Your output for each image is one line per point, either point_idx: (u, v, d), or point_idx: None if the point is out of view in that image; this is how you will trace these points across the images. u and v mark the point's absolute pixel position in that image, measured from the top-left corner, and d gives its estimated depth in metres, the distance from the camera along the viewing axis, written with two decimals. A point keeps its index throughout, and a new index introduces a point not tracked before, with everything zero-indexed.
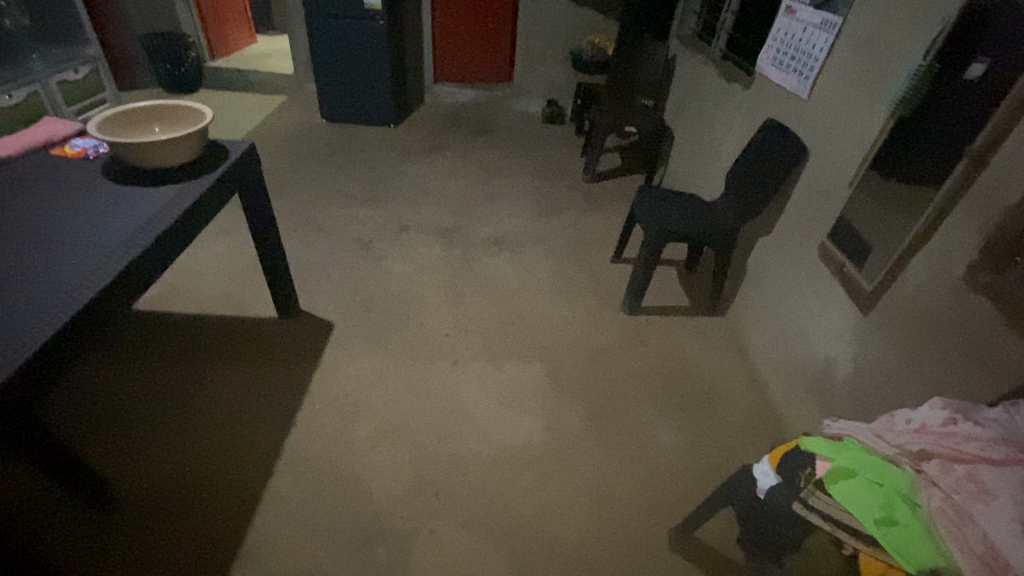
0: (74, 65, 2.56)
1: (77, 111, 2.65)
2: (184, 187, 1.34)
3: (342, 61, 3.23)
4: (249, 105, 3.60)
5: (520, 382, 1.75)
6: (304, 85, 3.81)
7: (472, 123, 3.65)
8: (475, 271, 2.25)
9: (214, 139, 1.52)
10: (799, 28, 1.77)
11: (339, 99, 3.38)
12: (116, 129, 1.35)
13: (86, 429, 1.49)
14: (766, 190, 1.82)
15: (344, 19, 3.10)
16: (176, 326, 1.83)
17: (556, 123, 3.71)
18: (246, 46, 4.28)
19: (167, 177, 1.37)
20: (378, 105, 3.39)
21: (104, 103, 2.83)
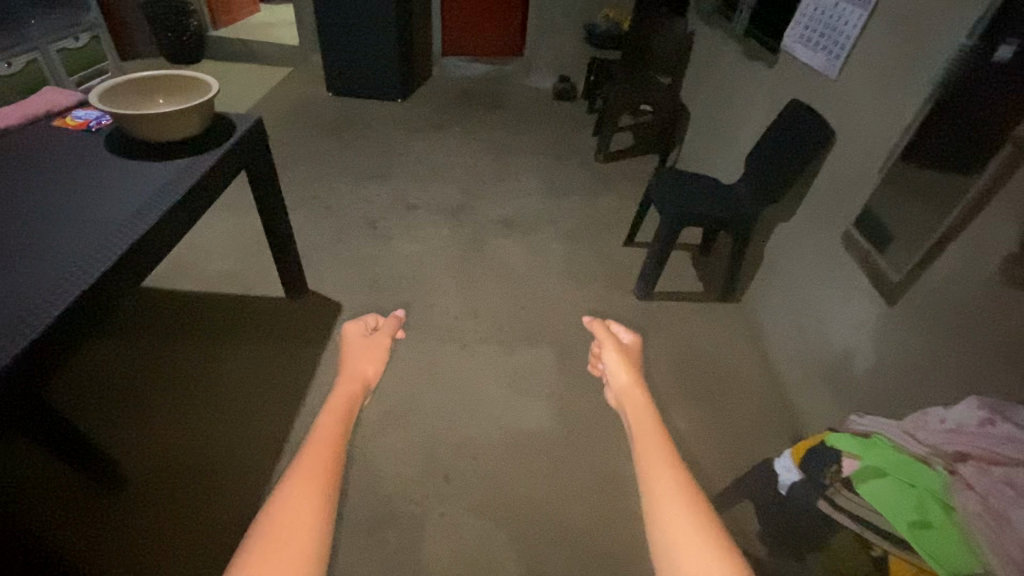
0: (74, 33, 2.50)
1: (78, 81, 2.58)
2: (191, 161, 1.29)
3: (349, 31, 3.13)
4: (253, 77, 3.52)
5: (531, 366, 1.72)
6: (309, 57, 3.71)
7: (481, 99, 3.56)
8: (484, 252, 2.21)
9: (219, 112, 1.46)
10: (830, 4, 1.69)
11: (345, 71, 3.29)
12: (125, 99, 1.29)
13: (106, 397, 1.51)
14: (788, 175, 1.76)
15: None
16: (186, 304, 1.81)
17: (568, 100, 3.62)
18: (247, 15, 4.12)
19: (172, 151, 1.32)
20: (385, 79, 3.31)
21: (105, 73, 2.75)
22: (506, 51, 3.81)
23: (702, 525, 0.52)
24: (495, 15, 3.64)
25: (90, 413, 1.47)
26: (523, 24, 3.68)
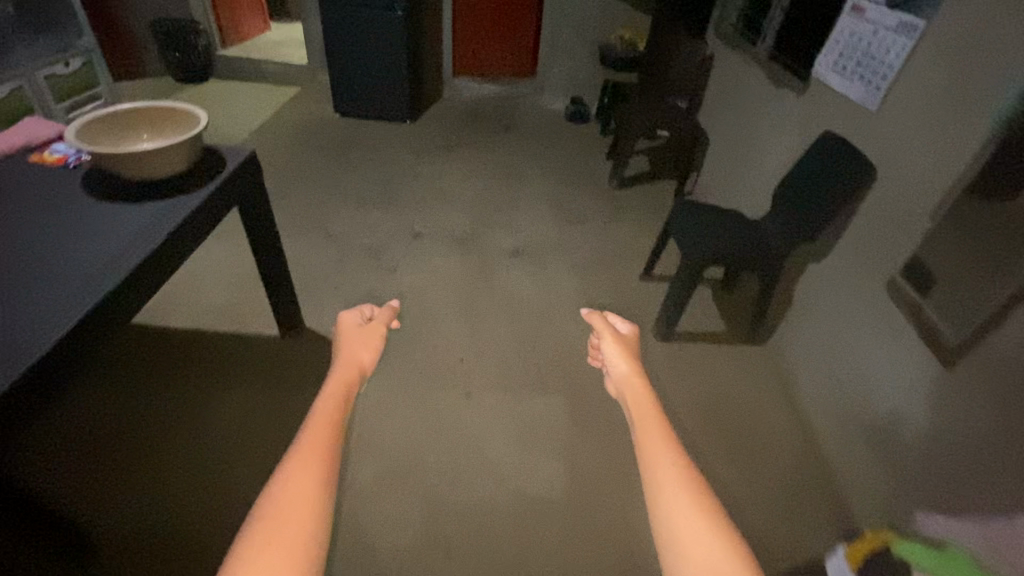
0: (65, 59, 2.43)
1: (69, 108, 2.51)
2: (176, 201, 1.19)
3: (358, 51, 3.07)
4: (260, 97, 3.46)
5: (542, 418, 1.59)
6: (317, 76, 3.65)
7: (492, 120, 3.47)
8: (492, 285, 2.08)
9: (208, 143, 1.36)
10: (869, 30, 1.57)
11: (353, 92, 3.22)
12: (115, 127, 1.19)
13: (91, 448, 1.44)
14: (823, 213, 1.63)
15: (361, 7, 2.93)
16: (176, 347, 1.71)
17: (581, 122, 3.52)
18: (258, 32, 4.09)
19: (159, 190, 1.22)
20: (394, 99, 3.23)
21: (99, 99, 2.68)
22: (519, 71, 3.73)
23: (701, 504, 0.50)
24: (507, 35, 3.56)
25: (74, 465, 1.40)
26: (536, 44, 3.60)
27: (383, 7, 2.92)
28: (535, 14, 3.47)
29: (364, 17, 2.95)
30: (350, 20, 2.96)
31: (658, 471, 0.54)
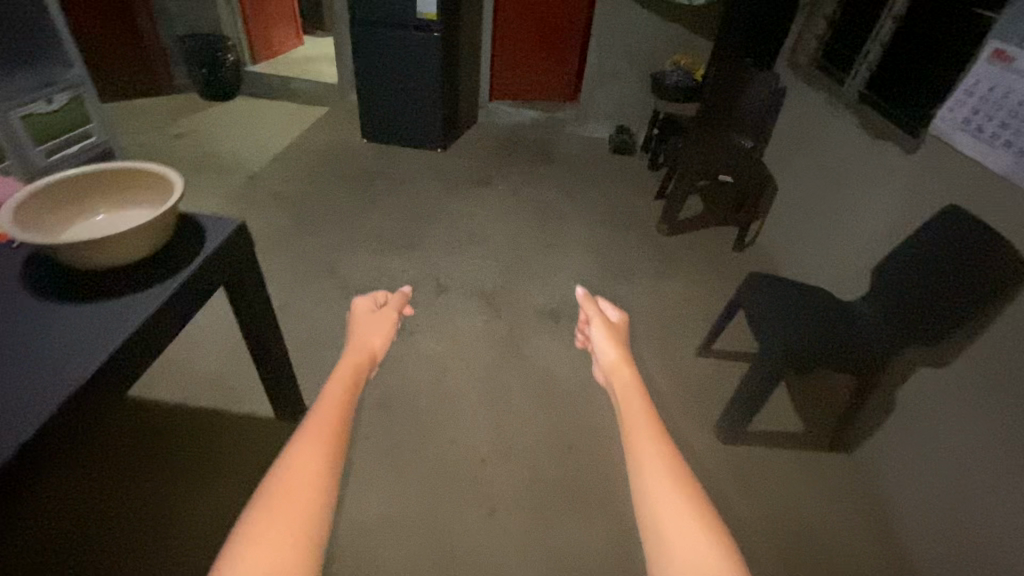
0: None
1: None
2: (140, 296, 0.93)
3: (390, 73, 2.84)
4: (287, 117, 3.28)
5: (579, 550, 1.30)
6: (347, 96, 3.46)
7: (529, 150, 3.21)
8: (524, 357, 1.80)
9: (184, 211, 1.11)
10: (1020, 85, 1.24)
11: (383, 116, 3.00)
12: (100, 193, 0.98)
13: (49, 551, 1.23)
14: (955, 314, 1.28)
15: (394, 28, 2.70)
16: (160, 432, 1.49)
17: (626, 154, 3.23)
18: (291, 48, 3.94)
19: (124, 280, 0.97)
20: (425, 126, 2.99)
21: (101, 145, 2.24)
22: (561, 94, 3.43)
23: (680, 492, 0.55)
24: (550, 54, 3.27)
25: None
26: (580, 63, 3.29)
27: (418, 28, 2.69)
28: (581, 31, 3.17)
29: (397, 38, 2.72)
30: (382, 41, 2.74)
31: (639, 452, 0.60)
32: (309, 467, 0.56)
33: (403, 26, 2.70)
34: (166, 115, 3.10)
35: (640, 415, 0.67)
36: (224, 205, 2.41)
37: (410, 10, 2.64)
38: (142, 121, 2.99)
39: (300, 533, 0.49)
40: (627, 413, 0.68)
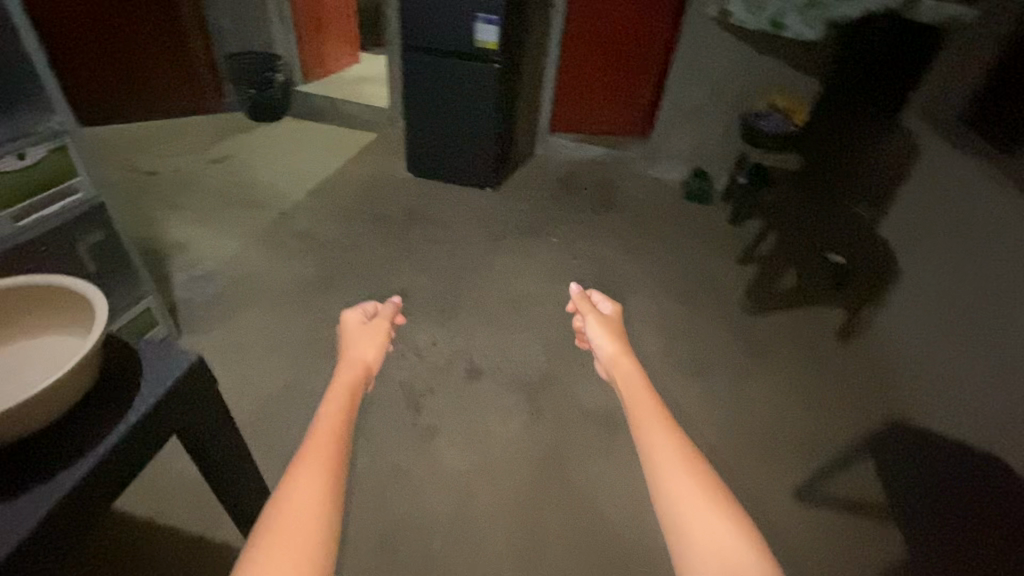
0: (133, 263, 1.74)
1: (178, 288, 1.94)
2: (15, 504, 0.72)
3: (441, 106, 2.56)
4: (331, 143, 3.07)
5: None
6: (397, 121, 3.23)
7: (589, 193, 2.85)
8: (565, 484, 1.45)
9: (119, 336, 0.91)
10: None
11: (430, 150, 2.72)
12: (44, 303, 0.81)
13: None
14: None
15: (450, 58, 2.42)
16: (120, 563, 1.24)
17: (703, 202, 2.82)
18: (346, 66, 3.74)
19: (17, 474, 0.75)
20: (476, 163, 2.69)
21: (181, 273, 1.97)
22: (631, 123, 3.04)
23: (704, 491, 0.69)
24: (622, 79, 2.90)
25: None
26: (656, 90, 2.89)
27: (477, 59, 2.40)
28: (662, 52, 2.77)
29: (452, 68, 2.43)
30: (435, 71, 2.46)
31: (662, 457, 0.74)
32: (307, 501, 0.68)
33: (460, 56, 2.41)
34: (208, 136, 2.95)
35: (654, 409, 0.81)
36: (249, 245, 2.19)
37: (469, 39, 2.34)
38: (182, 143, 2.85)
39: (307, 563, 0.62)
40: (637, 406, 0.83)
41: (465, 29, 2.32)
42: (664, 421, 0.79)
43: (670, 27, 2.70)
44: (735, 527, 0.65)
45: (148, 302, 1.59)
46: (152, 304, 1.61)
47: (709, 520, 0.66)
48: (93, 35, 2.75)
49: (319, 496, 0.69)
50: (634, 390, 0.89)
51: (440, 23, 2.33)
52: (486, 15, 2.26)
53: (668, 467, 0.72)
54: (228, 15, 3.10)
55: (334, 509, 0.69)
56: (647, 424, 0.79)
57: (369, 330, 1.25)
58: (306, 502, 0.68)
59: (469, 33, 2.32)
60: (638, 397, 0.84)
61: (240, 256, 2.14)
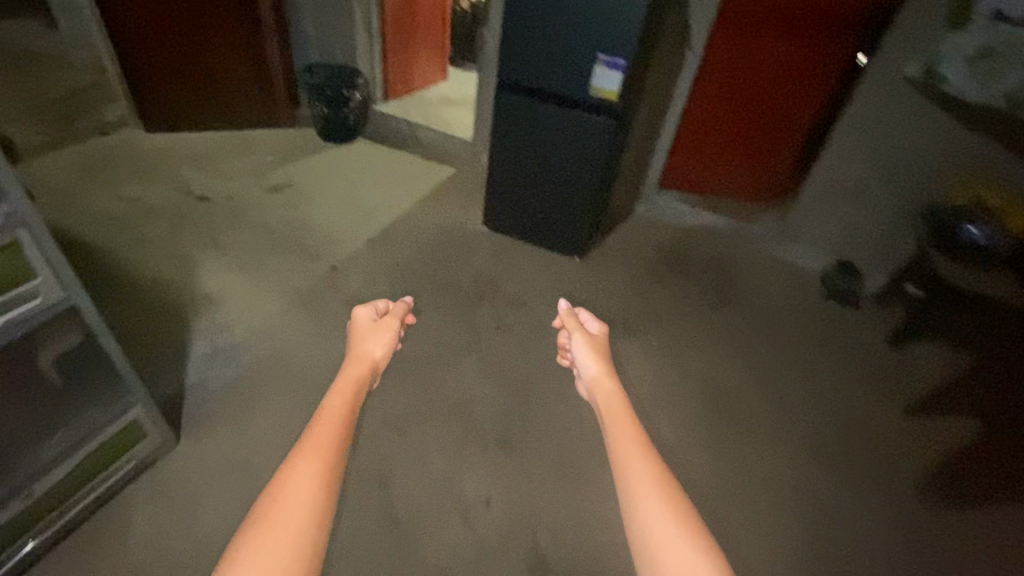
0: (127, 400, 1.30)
1: (195, 371, 1.59)
2: None
3: (534, 157, 2.10)
4: (404, 176, 2.69)
5: None
6: (479, 155, 2.84)
7: (699, 278, 2.32)
8: None
9: None
10: None
11: (513, 205, 2.27)
12: None
13: None
14: None
15: (556, 104, 1.95)
16: None
17: (850, 303, 2.23)
18: (431, 83, 3.41)
19: None
20: (567, 227, 2.23)
21: (200, 358, 1.62)
22: (765, 184, 2.50)
23: (676, 516, 0.89)
24: (764, 133, 2.33)
25: None
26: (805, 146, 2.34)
27: (590, 108, 1.93)
28: (824, 104, 2.20)
29: (557, 116, 1.96)
30: (534, 117, 2.00)
31: (638, 478, 0.95)
32: (306, 497, 0.88)
33: (569, 104, 1.94)
34: (272, 157, 2.65)
35: (631, 440, 1.03)
36: (287, 308, 1.82)
37: (583, 85, 1.86)
38: (244, 163, 2.56)
39: (301, 554, 0.81)
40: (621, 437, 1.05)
41: (581, 72, 1.84)
42: (642, 452, 1.00)
43: (842, 74, 2.12)
44: (703, 551, 0.84)
45: (136, 412, 1.22)
46: (141, 415, 1.24)
47: (677, 545, 0.85)
48: (172, 34, 2.55)
49: (309, 511, 0.86)
50: (615, 416, 1.13)
51: (550, 62, 1.86)
52: (610, 57, 1.76)
53: (641, 489, 0.93)
54: (314, 22, 2.81)
55: (326, 503, 0.89)
56: (634, 459, 0.98)
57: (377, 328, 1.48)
58: (301, 497, 0.87)
59: (584, 78, 1.84)
60: (619, 424, 1.08)
61: (274, 323, 1.77)
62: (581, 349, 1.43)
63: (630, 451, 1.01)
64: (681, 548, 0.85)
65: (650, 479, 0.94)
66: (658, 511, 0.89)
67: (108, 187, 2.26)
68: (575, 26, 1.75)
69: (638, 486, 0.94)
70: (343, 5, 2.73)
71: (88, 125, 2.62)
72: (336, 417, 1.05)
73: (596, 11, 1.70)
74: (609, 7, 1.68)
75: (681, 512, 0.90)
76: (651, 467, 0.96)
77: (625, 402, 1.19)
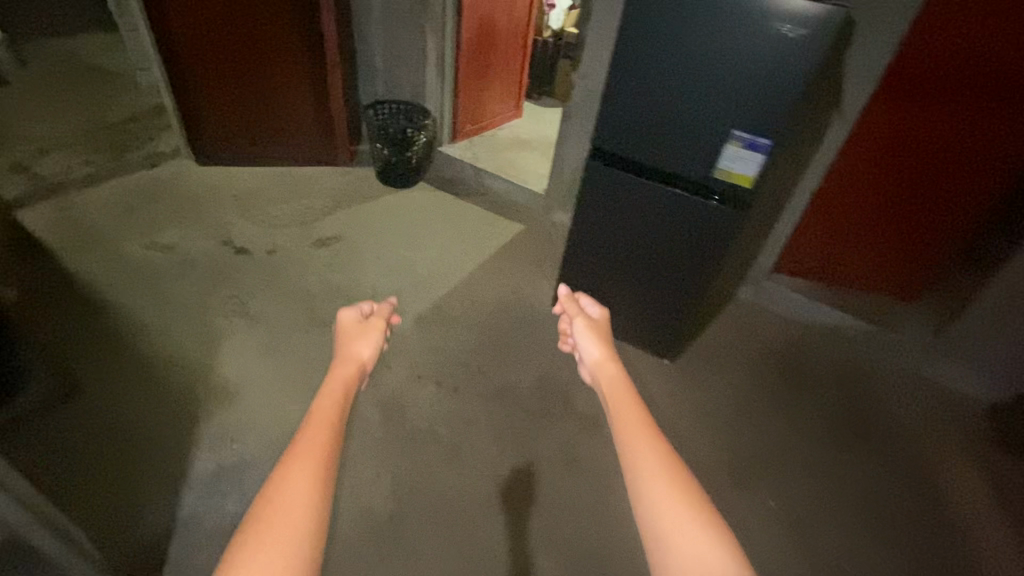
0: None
1: (185, 508, 1.30)
2: None
3: (626, 240, 1.69)
4: (465, 231, 2.37)
5: None
6: (551, 213, 2.50)
7: (816, 398, 1.86)
8: None
9: None
10: None
11: (592, 289, 1.88)
12: None
13: None
14: None
15: (665, 184, 1.54)
16: None
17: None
18: (504, 121, 3.12)
19: None
20: (656, 323, 1.83)
21: (195, 489, 1.33)
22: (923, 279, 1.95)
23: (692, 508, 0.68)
24: (911, 220, 1.83)
25: None
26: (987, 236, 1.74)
27: (709, 193, 1.50)
28: (1006, 191, 1.65)
29: (664, 198, 1.55)
30: (632, 195, 1.59)
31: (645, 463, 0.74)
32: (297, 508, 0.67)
33: (682, 186, 1.52)
34: (324, 203, 2.40)
35: (637, 418, 0.81)
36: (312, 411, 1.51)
37: (707, 164, 1.43)
38: (294, 209, 2.32)
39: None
40: (623, 414, 0.83)
41: (707, 148, 1.41)
42: (650, 430, 0.79)
43: None
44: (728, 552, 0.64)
45: None
46: None
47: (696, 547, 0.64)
48: (227, 61, 2.34)
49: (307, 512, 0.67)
50: (617, 396, 0.91)
51: (666, 132, 1.44)
52: (750, 136, 1.34)
53: (649, 470, 0.73)
54: (383, 54, 2.52)
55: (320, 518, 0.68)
56: (636, 437, 0.77)
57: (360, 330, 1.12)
58: (297, 505, 0.67)
59: (711, 156, 1.41)
60: (623, 404, 0.86)
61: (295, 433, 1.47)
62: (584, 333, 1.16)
63: (637, 431, 0.79)
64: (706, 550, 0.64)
65: (658, 458, 0.73)
66: (673, 506, 0.68)
67: (145, 234, 2.06)
68: (706, 92, 1.33)
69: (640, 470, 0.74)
70: (415, 37, 2.44)
71: (138, 154, 2.47)
72: (328, 410, 0.84)
73: (737, 76, 1.28)
74: (758, 71, 1.25)
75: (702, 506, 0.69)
76: (662, 453, 0.74)
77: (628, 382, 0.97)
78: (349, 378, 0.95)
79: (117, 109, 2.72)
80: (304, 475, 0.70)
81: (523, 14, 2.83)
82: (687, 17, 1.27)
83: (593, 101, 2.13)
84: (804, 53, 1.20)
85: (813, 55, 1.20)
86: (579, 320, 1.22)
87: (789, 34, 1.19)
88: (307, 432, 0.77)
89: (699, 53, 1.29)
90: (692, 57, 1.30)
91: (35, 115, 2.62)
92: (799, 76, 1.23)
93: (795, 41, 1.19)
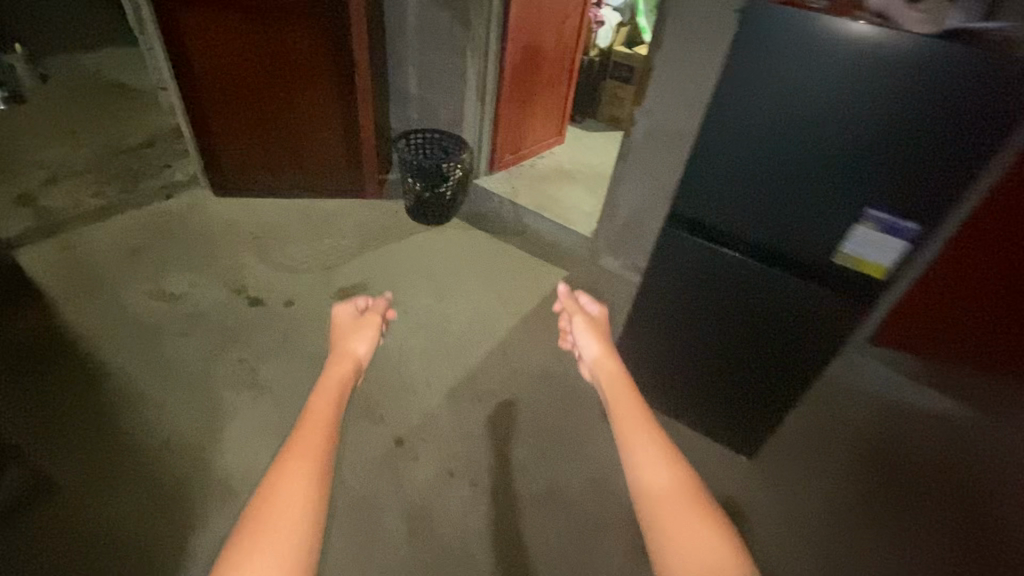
0: None
1: None
2: None
3: (704, 326, 1.40)
4: (504, 278, 2.13)
5: None
6: (599, 258, 2.24)
7: (932, 511, 1.52)
8: None
9: None
10: None
11: (655, 370, 1.59)
12: None
13: None
14: None
15: (768, 271, 1.21)
16: None
17: None
18: (545, 149, 2.87)
19: None
20: (735, 416, 1.53)
21: None
22: None
23: (693, 497, 0.77)
24: None
25: None
26: None
27: (833, 280, 1.18)
28: None
29: (767, 286, 1.23)
30: (723, 277, 1.28)
31: (643, 448, 0.85)
32: (297, 489, 0.72)
33: (796, 270, 1.20)
34: (349, 242, 2.18)
35: (632, 412, 0.94)
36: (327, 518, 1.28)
37: (830, 245, 1.12)
38: (316, 249, 2.11)
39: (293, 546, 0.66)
40: (620, 409, 0.96)
41: (826, 227, 1.11)
42: (643, 416, 0.93)
43: None
44: (726, 539, 0.71)
45: None
46: None
47: (695, 532, 0.72)
48: (249, 88, 2.14)
49: (310, 490, 0.72)
50: (618, 393, 1.05)
51: (766, 206, 1.16)
52: (893, 217, 1.03)
53: (644, 458, 0.83)
54: (418, 78, 2.35)
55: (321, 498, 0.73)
56: (635, 428, 0.89)
57: (356, 324, 1.28)
58: (296, 491, 0.71)
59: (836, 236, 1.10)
60: (622, 401, 0.99)
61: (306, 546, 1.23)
62: (584, 329, 1.33)
63: (639, 421, 0.92)
64: (707, 539, 0.71)
65: (651, 448, 0.84)
66: (671, 484, 0.78)
67: (152, 280, 1.86)
68: (819, 159, 1.04)
69: (632, 456, 0.85)
70: (454, 59, 2.21)
71: (153, 185, 2.29)
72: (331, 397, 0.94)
73: (852, 140, 1.00)
74: (883, 132, 0.96)
75: (704, 497, 0.77)
76: (653, 446, 0.84)
77: (625, 376, 1.12)
78: (347, 369, 1.09)
79: (135, 134, 2.55)
80: (304, 468, 0.75)
81: (572, 35, 2.57)
82: (783, 75, 1.00)
83: (656, 140, 1.86)
84: (945, 104, 0.90)
85: (963, 104, 0.89)
86: (578, 318, 1.36)
87: (920, 82, 0.90)
88: (303, 426, 0.84)
89: (805, 113, 1.01)
90: (796, 118, 1.03)
91: (47, 138, 2.46)
92: (946, 133, 0.92)
93: (919, 101, 0.91)
